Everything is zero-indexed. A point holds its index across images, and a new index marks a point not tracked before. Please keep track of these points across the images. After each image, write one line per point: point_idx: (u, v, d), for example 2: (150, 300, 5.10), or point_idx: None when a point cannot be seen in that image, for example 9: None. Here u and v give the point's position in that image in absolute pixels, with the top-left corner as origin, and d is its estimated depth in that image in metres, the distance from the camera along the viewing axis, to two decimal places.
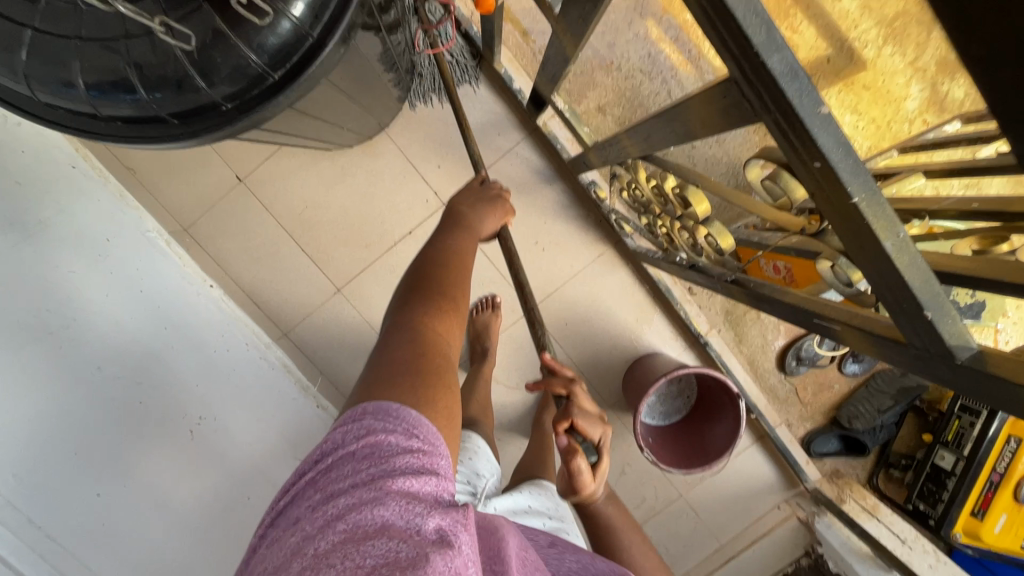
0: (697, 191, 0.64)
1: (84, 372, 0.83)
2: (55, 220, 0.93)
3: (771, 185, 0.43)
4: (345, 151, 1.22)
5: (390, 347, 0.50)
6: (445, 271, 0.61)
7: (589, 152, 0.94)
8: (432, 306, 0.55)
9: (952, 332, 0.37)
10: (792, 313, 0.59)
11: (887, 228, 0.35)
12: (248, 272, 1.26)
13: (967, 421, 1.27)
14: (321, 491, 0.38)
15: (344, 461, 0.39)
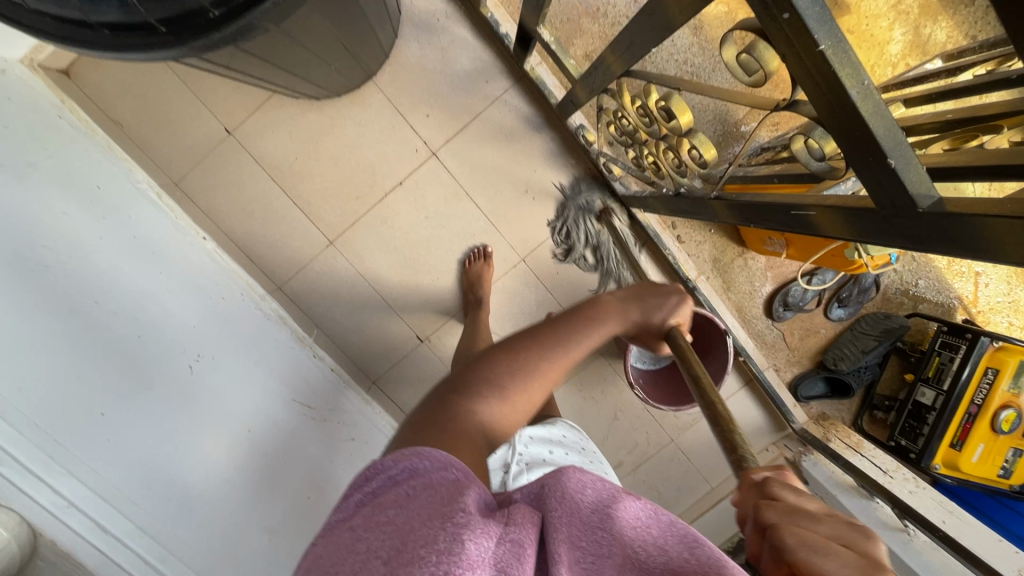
0: (681, 101, 0.66)
1: (80, 303, 0.79)
2: (46, 164, 0.93)
3: (747, 59, 0.44)
4: (334, 101, 1.22)
5: (450, 420, 0.53)
6: (547, 358, 0.62)
7: (576, 88, 0.95)
8: (482, 392, 0.57)
9: (913, 180, 0.39)
10: (771, 215, 0.62)
11: (852, 77, 0.37)
12: (240, 225, 1.27)
13: (947, 357, 1.31)
14: (373, 506, 0.41)
15: (390, 487, 0.42)
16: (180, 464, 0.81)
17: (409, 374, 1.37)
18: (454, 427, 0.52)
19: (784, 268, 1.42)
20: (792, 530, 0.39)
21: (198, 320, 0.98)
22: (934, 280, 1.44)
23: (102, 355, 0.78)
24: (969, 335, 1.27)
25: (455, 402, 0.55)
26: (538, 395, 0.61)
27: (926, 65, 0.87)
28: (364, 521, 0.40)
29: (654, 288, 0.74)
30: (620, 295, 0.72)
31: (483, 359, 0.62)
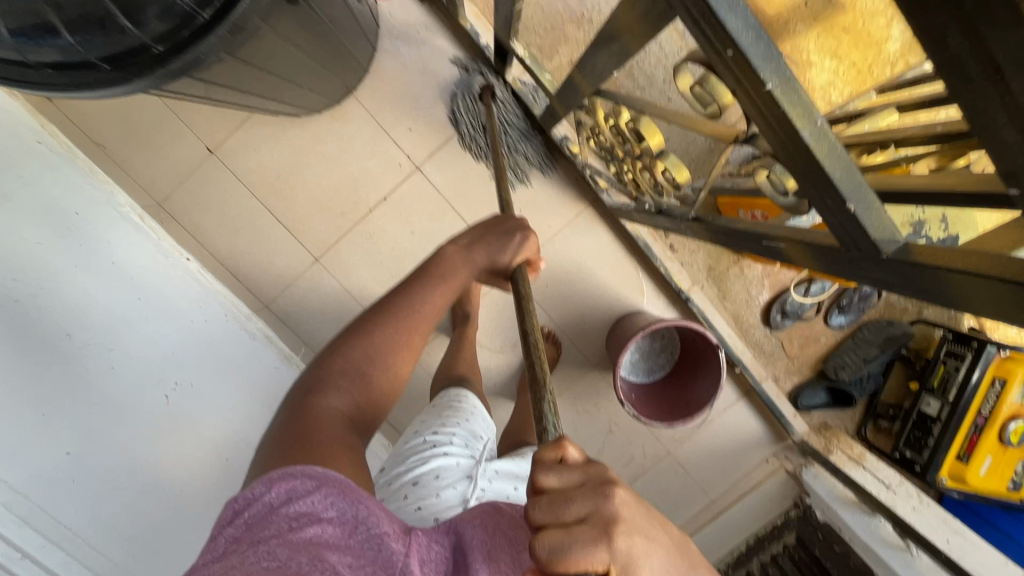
0: (650, 123, 0.63)
1: (52, 338, 0.83)
2: (20, 193, 0.92)
3: (700, 92, 0.41)
4: (314, 117, 1.21)
5: (303, 415, 0.59)
6: (393, 336, 0.66)
7: (553, 103, 0.93)
8: (338, 387, 0.63)
9: (874, 225, 0.36)
10: (744, 241, 0.58)
11: (804, 117, 0.34)
12: (225, 244, 1.26)
13: (952, 366, 1.26)
14: (247, 541, 0.42)
15: (263, 516, 0.44)
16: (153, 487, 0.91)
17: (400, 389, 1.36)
18: (314, 425, 0.57)
19: (781, 275, 1.38)
20: (550, 536, 0.38)
21: (177, 345, 0.97)
22: None
23: (59, 394, 0.83)
24: (975, 343, 1.22)
25: (307, 400, 0.61)
26: (399, 373, 0.67)
27: None
28: (243, 552, 0.40)
29: (500, 222, 0.75)
30: (462, 240, 0.74)
31: (334, 352, 0.66)
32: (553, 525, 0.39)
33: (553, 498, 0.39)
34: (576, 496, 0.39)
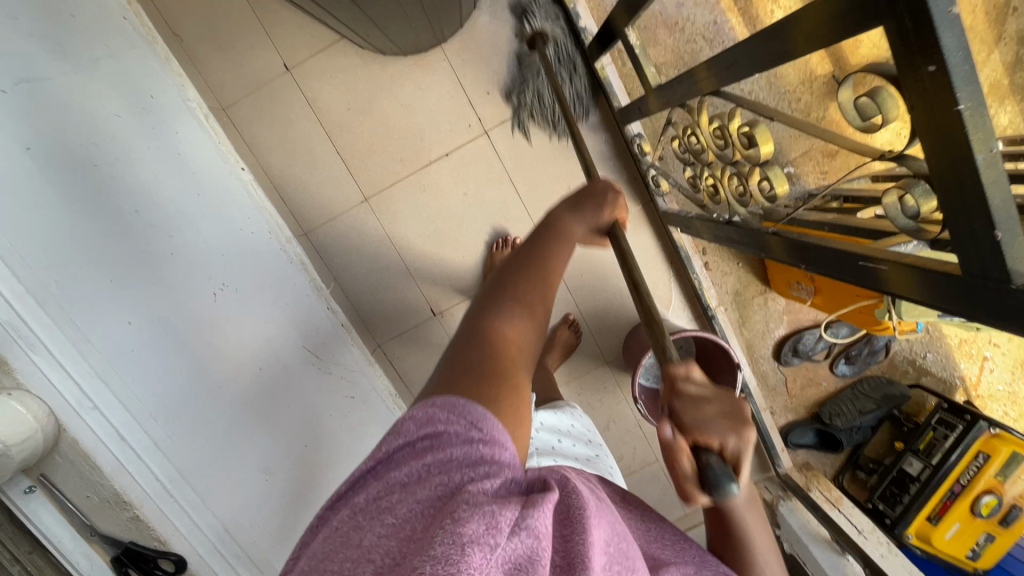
0: (766, 130, 0.66)
1: (124, 209, 0.77)
2: (106, 62, 0.91)
3: (867, 102, 0.45)
4: (398, 59, 1.21)
5: (472, 337, 0.50)
6: (536, 270, 0.57)
7: (649, 97, 0.95)
8: (507, 311, 0.53)
9: (1015, 257, 0.39)
10: (832, 261, 0.62)
11: (982, 142, 0.37)
12: (278, 162, 1.25)
13: (942, 433, 1.33)
14: (382, 482, 0.41)
15: (406, 458, 0.41)
16: (213, 391, 0.75)
17: (415, 343, 1.37)
18: (488, 355, 0.48)
19: (800, 315, 1.42)
20: (690, 409, 0.45)
21: (226, 250, 0.97)
22: (943, 355, 1.45)
23: (131, 253, 0.74)
24: (969, 416, 1.29)
25: (475, 326, 0.51)
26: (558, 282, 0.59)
27: None
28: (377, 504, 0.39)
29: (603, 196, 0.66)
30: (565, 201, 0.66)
31: (487, 285, 0.57)
32: (694, 409, 0.45)
33: (696, 396, 0.46)
34: (716, 399, 0.46)
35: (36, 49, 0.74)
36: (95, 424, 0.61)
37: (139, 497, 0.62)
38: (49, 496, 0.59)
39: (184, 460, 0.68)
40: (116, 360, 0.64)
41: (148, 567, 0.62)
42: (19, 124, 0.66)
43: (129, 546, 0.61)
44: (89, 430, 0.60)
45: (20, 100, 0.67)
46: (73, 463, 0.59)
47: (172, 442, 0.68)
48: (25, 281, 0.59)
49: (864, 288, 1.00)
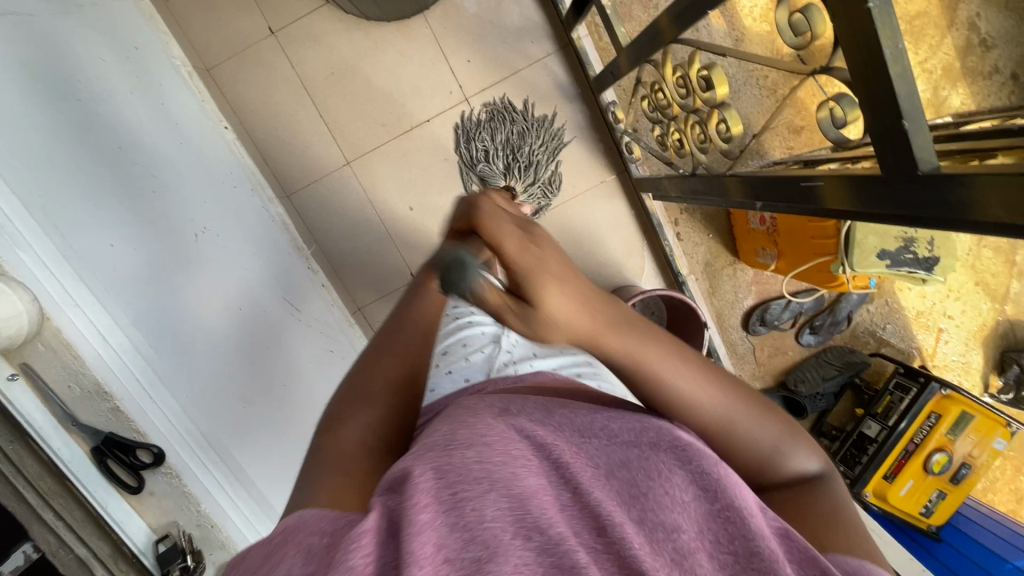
0: (722, 72, 0.71)
1: (108, 143, 0.79)
2: (91, 9, 0.92)
3: (799, 19, 0.50)
4: (382, 25, 1.24)
5: (319, 456, 0.51)
6: (380, 366, 0.57)
7: (620, 58, 1.00)
8: (345, 418, 0.54)
9: (919, 145, 0.44)
10: (780, 190, 0.68)
11: (889, 38, 0.42)
12: (262, 124, 1.27)
13: (897, 396, 1.39)
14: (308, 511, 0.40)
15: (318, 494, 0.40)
16: (191, 318, 0.78)
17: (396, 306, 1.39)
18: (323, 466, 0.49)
19: (768, 285, 1.48)
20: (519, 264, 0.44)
21: (209, 199, 1.00)
22: (900, 326, 1.53)
23: (112, 178, 0.76)
24: (922, 379, 1.35)
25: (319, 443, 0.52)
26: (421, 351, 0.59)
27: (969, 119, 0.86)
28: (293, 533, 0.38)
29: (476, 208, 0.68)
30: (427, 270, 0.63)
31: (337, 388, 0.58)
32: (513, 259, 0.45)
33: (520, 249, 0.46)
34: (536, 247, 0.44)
35: None
36: (81, 324, 0.60)
37: (123, 393, 0.62)
38: (30, 385, 0.57)
39: (168, 370, 0.68)
40: (96, 265, 0.65)
41: (129, 458, 0.60)
42: (7, 48, 0.68)
43: (110, 436, 0.59)
44: (76, 327, 0.60)
45: (7, 28, 0.69)
46: (56, 353, 0.58)
47: (151, 346, 0.67)
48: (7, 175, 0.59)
49: (820, 247, 1.06)
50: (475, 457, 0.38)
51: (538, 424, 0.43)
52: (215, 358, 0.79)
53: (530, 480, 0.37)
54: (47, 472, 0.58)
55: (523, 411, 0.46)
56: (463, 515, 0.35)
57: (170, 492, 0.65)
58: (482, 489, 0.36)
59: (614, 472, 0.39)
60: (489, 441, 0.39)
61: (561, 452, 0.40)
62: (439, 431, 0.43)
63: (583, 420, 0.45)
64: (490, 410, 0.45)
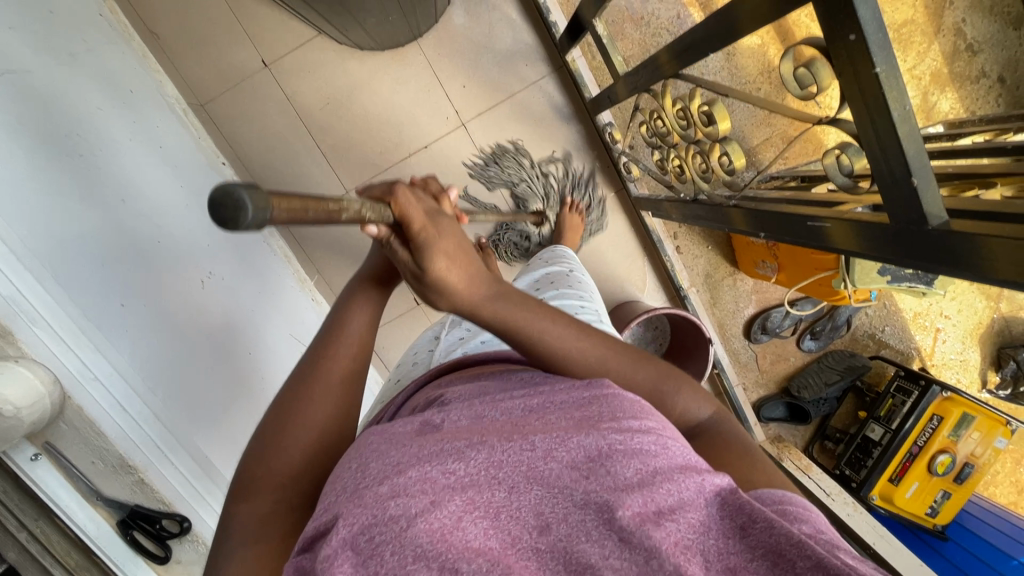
0: (723, 108, 0.72)
1: (110, 199, 0.79)
2: (84, 57, 0.91)
3: (803, 73, 0.50)
4: (375, 54, 1.24)
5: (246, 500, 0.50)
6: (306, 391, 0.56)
7: (618, 85, 1.00)
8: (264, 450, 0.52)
9: (929, 201, 0.45)
10: (785, 225, 0.68)
11: (897, 101, 0.42)
12: (260, 158, 1.27)
13: (899, 399, 1.41)
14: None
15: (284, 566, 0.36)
16: (203, 370, 0.78)
17: (400, 331, 1.39)
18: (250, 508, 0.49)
19: (768, 294, 1.50)
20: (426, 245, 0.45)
21: (213, 241, 1.00)
22: (900, 328, 1.54)
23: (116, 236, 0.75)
24: (922, 382, 1.37)
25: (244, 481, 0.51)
26: (356, 363, 0.60)
27: (961, 139, 0.87)
28: None
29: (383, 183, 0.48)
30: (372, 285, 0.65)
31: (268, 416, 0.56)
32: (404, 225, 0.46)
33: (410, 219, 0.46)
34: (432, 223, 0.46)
35: (16, 41, 0.75)
36: (99, 393, 0.58)
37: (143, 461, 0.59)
38: (54, 463, 0.56)
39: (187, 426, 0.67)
40: (109, 328, 0.65)
41: (155, 529, 0.60)
42: (7, 115, 0.67)
43: (135, 508, 0.59)
44: (94, 399, 0.58)
45: (7, 90, 0.69)
46: (79, 431, 0.57)
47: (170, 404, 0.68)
48: (26, 245, 0.59)
49: (821, 262, 1.08)
50: (389, 494, 0.34)
51: (454, 435, 0.39)
52: (225, 404, 0.81)
53: (451, 504, 0.34)
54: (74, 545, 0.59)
55: (444, 425, 0.42)
56: (384, 563, 0.31)
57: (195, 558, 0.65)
58: (400, 529, 0.32)
59: (537, 473, 0.36)
60: (404, 471, 0.35)
61: (478, 464, 0.36)
62: (350, 468, 0.38)
63: (502, 426, 0.41)
64: (406, 432, 0.41)
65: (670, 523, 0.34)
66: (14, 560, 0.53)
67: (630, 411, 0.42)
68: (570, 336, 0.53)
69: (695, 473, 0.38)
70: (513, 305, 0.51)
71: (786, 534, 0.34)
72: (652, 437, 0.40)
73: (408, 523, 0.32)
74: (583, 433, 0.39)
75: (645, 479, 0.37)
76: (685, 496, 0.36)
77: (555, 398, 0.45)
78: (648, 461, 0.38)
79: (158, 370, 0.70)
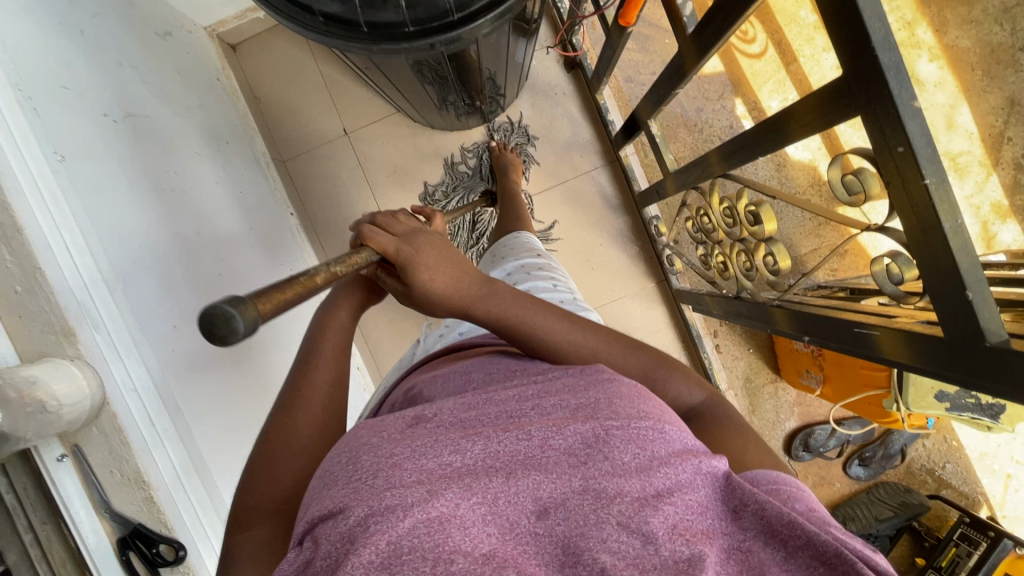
0: (769, 210, 0.73)
1: (187, 229, 0.85)
2: (196, 110, 1.05)
3: (851, 180, 0.52)
4: (444, 133, 1.36)
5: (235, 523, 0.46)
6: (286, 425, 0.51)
7: (667, 180, 1.05)
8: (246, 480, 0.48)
9: (986, 316, 0.43)
10: (832, 331, 0.67)
11: (948, 213, 0.42)
12: (324, 214, 1.37)
13: (965, 550, 1.25)
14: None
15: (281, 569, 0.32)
16: (226, 398, 0.78)
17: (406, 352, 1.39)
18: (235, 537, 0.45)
19: (812, 408, 1.40)
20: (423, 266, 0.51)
21: (265, 280, 1.06)
22: (963, 468, 1.39)
23: (184, 262, 0.80)
24: (993, 533, 1.23)
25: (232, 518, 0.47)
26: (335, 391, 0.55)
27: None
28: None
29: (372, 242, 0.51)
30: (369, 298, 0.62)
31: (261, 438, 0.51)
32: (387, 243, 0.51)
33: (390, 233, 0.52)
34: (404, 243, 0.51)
35: (143, 90, 0.88)
36: (133, 405, 0.58)
37: (158, 480, 0.58)
38: (77, 468, 0.57)
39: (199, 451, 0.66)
40: (157, 342, 0.67)
41: (151, 553, 0.57)
42: (120, 148, 0.76)
43: (137, 527, 0.56)
44: (128, 408, 0.58)
45: (125, 128, 0.79)
46: (106, 438, 0.57)
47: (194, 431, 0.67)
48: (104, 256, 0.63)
49: (871, 378, 1.02)
50: (384, 485, 0.32)
51: (448, 430, 0.37)
52: (244, 436, 0.80)
53: (447, 492, 0.31)
54: (70, 557, 0.55)
55: (434, 418, 0.39)
56: (377, 553, 0.28)
57: None
58: (394, 520, 0.29)
59: (534, 460, 0.34)
60: (398, 464, 0.33)
61: (475, 455, 0.35)
62: (342, 462, 0.36)
63: (491, 421, 0.38)
64: (396, 425, 0.38)
65: (668, 506, 0.33)
66: (13, 561, 0.52)
67: (626, 397, 0.41)
68: (559, 326, 0.54)
69: (691, 457, 0.36)
70: (503, 302, 0.54)
71: (780, 514, 0.33)
72: (649, 422, 0.38)
73: (403, 513, 0.29)
74: (579, 420, 0.37)
75: (642, 464, 0.35)
76: (683, 478, 0.35)
77: (553, 385, 0.43)
78: (646, 447, 0.36)
79: (190, 391, 0.70)
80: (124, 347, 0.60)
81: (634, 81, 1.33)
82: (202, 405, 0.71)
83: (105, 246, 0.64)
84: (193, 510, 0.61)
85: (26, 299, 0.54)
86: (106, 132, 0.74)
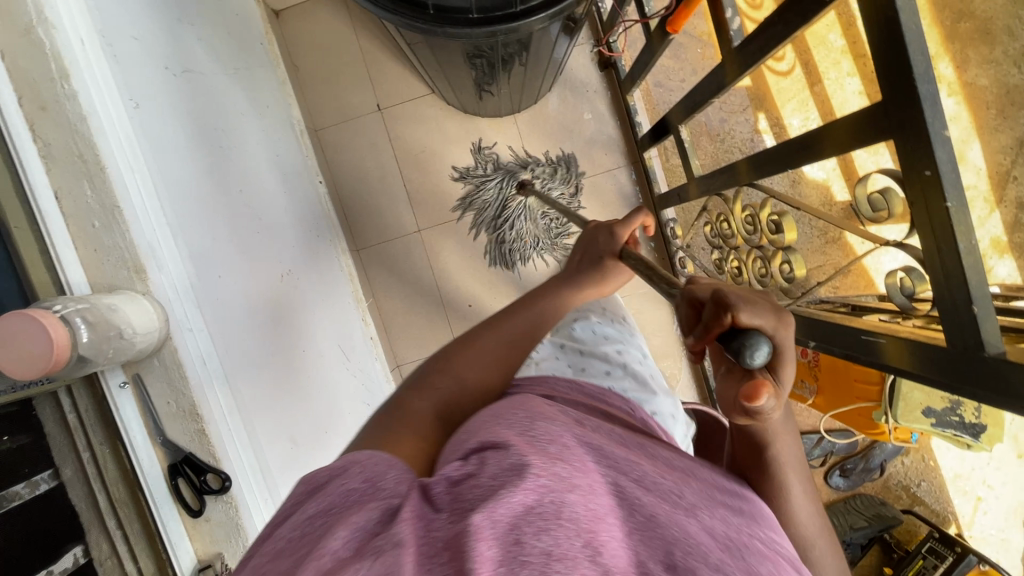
0: (791, 220, 0.78)
1: (232, 185, 0.89)
2: (242, 72, 1.08)
3: (877, 198, 0.57)
4: (474, 118, 1.39)
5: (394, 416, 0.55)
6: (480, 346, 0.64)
7: (690, 184, 1.09)
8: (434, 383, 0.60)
9: (987, 329, 0.48)
10: (839, 338, 0.72)
11: (964, 233, 0.47)
12: (351, 185, 1.41)
13: (931, 562, 1.32)
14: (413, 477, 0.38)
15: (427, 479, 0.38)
16: (261, 348, 0.81)
17: (418, 327, 1.43)
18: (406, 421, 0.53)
19: (801, 417, 1.46)
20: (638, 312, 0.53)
21: (296, 242, 1.09)
22: (936, 486, 1.47)
23: (228, 216, 0.84)
24: (959, 549, 1.31)
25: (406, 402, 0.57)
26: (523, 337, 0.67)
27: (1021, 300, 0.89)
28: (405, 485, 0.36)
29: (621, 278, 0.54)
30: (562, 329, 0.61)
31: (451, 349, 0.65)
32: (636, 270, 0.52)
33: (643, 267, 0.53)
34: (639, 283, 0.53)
35: (199, 48, 0.90)
36: (187, 342, 0.62)
37: (208, 414, 0.62)
38: (136, 396, 0.61)
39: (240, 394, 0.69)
40: (208, 288, 0.70)
41: (199, 481, 0.61)
42: (179, 100, 0.79)
43: (189, 456, 0.60)
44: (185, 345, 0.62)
45: (182, 82, 0.82)
46: (166, 370, 0.61)
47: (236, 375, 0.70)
48: (166, 202, 0.66)
49: (863, 391, 1.08)
50: (559, 453, 0.38)
51: (610, 443, 0.44)
52: (277, 386, 0.83)
53: (607, 485, 0.37)
54: (122, 478, 0.60)
55: (591, 430, 0.46)
56: (541, 507, 0.33)
57: (224, 522, 0.62)
58: (567, 482, 0.35)
59: (677, 501, 0.39)
60: (568, 440, 0.40)
61: (634, 470, 0.40)
62: (517, 415, 0.44)
63: (646, 456, 0.44)
64: (565, 418, 0.46)
65: None
66: (68, 476, 0.56)
67: (765, 518, 0.44)
68: None
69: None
70: None
71: None
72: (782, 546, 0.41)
73: (576, 479, 0.36)
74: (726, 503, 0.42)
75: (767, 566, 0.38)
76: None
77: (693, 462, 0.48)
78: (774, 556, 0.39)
79: (233, 337, 0.73)
80: (182, 289, 0.64)
81: (663, 86, 1.37)
82: (242, 352, 0.75)
83: (167, 191, 0.68)
84: (234, 448, 0.65)
85: (102, 234, 0.58)
86: (168, 84, 0.77)
